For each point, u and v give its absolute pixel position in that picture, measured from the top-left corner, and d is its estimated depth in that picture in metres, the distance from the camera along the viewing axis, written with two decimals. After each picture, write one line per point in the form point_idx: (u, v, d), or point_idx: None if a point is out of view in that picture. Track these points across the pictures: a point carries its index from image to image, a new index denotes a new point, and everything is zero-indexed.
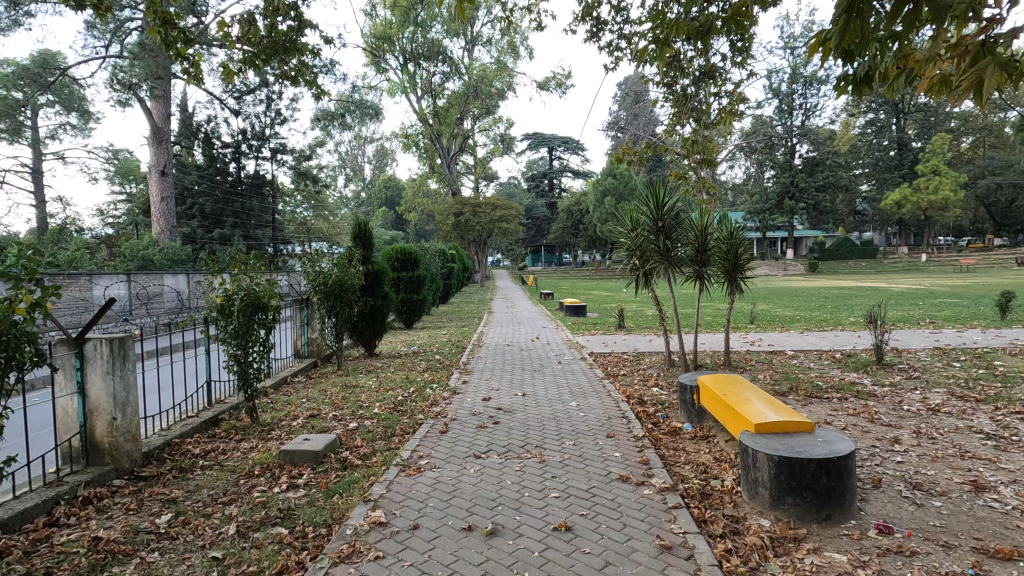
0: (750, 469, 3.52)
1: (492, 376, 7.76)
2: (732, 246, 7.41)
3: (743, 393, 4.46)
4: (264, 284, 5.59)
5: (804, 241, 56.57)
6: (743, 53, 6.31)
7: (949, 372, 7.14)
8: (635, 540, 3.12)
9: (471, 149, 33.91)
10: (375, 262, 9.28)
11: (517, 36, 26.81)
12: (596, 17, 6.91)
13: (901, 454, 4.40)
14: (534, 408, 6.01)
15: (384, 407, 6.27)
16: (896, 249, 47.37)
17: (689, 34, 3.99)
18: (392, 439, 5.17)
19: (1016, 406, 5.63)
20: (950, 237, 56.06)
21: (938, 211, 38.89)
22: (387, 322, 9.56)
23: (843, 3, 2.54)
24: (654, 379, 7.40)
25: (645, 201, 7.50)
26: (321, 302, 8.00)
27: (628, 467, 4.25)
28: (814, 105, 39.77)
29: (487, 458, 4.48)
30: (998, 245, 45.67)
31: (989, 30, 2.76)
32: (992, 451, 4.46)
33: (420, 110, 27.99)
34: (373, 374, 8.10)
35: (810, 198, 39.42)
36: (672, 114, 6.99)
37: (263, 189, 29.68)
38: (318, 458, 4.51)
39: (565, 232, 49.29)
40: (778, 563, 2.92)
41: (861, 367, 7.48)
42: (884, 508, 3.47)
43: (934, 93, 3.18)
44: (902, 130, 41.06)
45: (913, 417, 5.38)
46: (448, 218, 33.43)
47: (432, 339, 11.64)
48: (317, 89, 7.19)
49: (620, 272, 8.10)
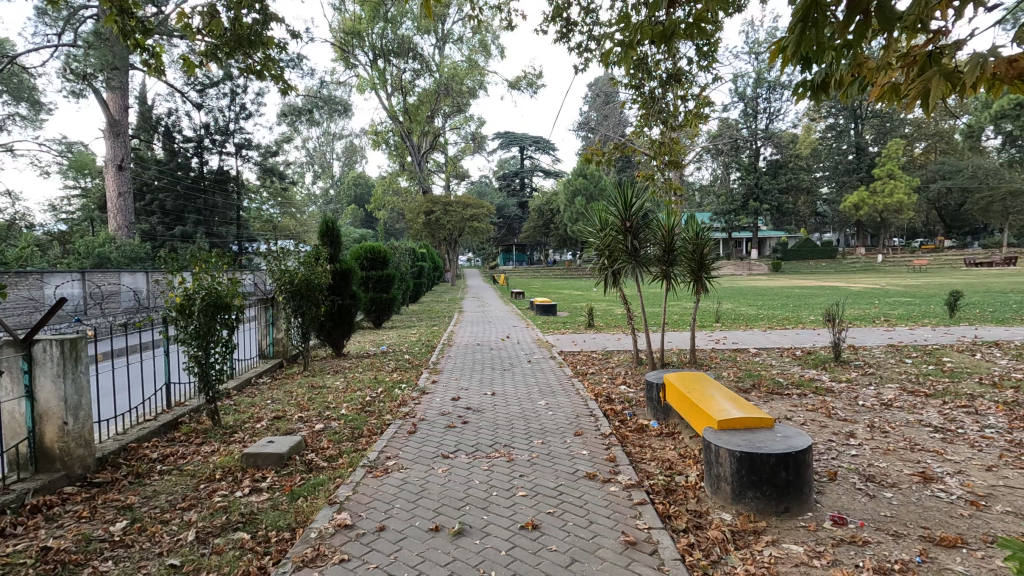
0: (713, 465, 3.61)
1: (461, 376, 7.72)
2: (698, 246, 7.57)
3: (707, 390, 4.56)
4: (226, 284, 5.43)
5: (768, 242, 58.10)
6: (708, 57, 6.43)
7: (901, 368, 7.44)
8: (601, 536, 3.16)
9: (441, 146, 33.74)
10: (343, 261, 9.11)
11: (488, 36, 26.80)
12: (565, 18, 6.94)
13: (855, 447, 4.57)
14: (503, 408, 6.01)
15: (351, 407, 6.19)
16: (854, 250, 49.08)
17: (653, 38, 4.05)
18: (359, 440, 5.11)
19: (962, 399, 5.91)
20: (904, 238, 58.40)
21: (893, 214, 40.48)
22: (355, 322, 9.43)
23: (799, 11, 2.62)
24: (622, 378, 7.47)
25: (613, 202, 7.59)
26: (287, 302, 7.83)
27: (595, 465, 4.30)
28: (778, 109, 40.93)
29: (455, 459, 4.47)
30: (948, 246, 47.81)
31: (937, 41, 2.87)
32: (940, 443, 4.67)
33: (390, 108, 27.72)
34: (340, 374, 7.98)
35: (774, 199, 40.56)
36: (641, 116, 7.10)
37: (227, 185, 28.90)
38: (282, 461, 4.42)
39: (536, 231, 49.46)
40: (737, 556, 3.00)
41: (820, 364, 7.75)
42: (838, 500, 3.60)
43: (885, 102, 3.31)
44: (860, 134, 43.17)
45: (867, 412, 5.58)
46: (419, 217, 33.14)
47: (401, 339, 11.51)
48: (283, 84, 7.03)
49: (589, 271, 8.18)
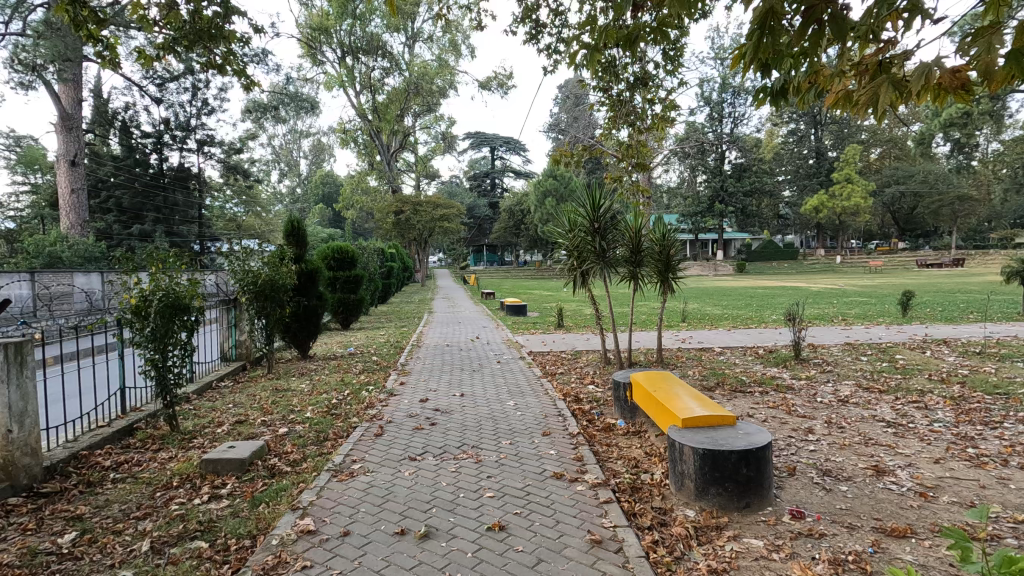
0: (678, 463, 3.67)
1: (429, 377, 7.68)
2: (665, 247, 7.70)
3: (673, 389, 4.62)
4: (185, 285, 5.26)
5: (733, 244, 59.47)
6: (675, 62, 6.53)
7: (858, 366, 7.71)
8: (567, 536, 3.18)
9: (411, 146, 33.51)
10: (309, 261, 8.92)
11: (458, 35, 26.70)
12: (535, 20, 6.96)
13: (814, 443, 4.71)
14: (471, 408, 6.01)
15: (317, 410, 6.08)
16: (815, 252, 50.69)
17: (620, 40, 4.08)
18: (324, 443, 5.02)
19: (913, 395, 6.16)
20: (861, 240, 60.62)
21: (850, 217, 42.00)
22: (322, 323, 9.25)
23: (758, 19, 2.66)
24: (590, 377, 7.53)
25: (582, 203, 7.64)
26: (249, 303, 7.62)
27: (563, 465, 4.32)
28: (742, 114, 41.93)
29: (422, 460, 4.43)
30: (902, 248, 49.79)
31: (886, 52, 2.98)
32: (892, 437, 4.86)
33: (359, 106, 27.34)
34: (306, 377, 7.82)
35: (738, 202, 41.61)
36: (609, 118, 7.16)
37: (188, 183, 28.00)
38: (244, 466, 4.31)
39: (507, 231, 49.46)
40: (700, 552, 3.05)
41: (781, 362, 7.98)
42: (798, 495, 3.71)
43: (839, 109, 3.42)
44: (820, 140, 44.54)
45: (825, 408, 5.78)
46: (388, 216, 32.69)
47: (369, 340, 11.35)
48: (246, 80, 6.86)
49: (558, 271, 8.23)
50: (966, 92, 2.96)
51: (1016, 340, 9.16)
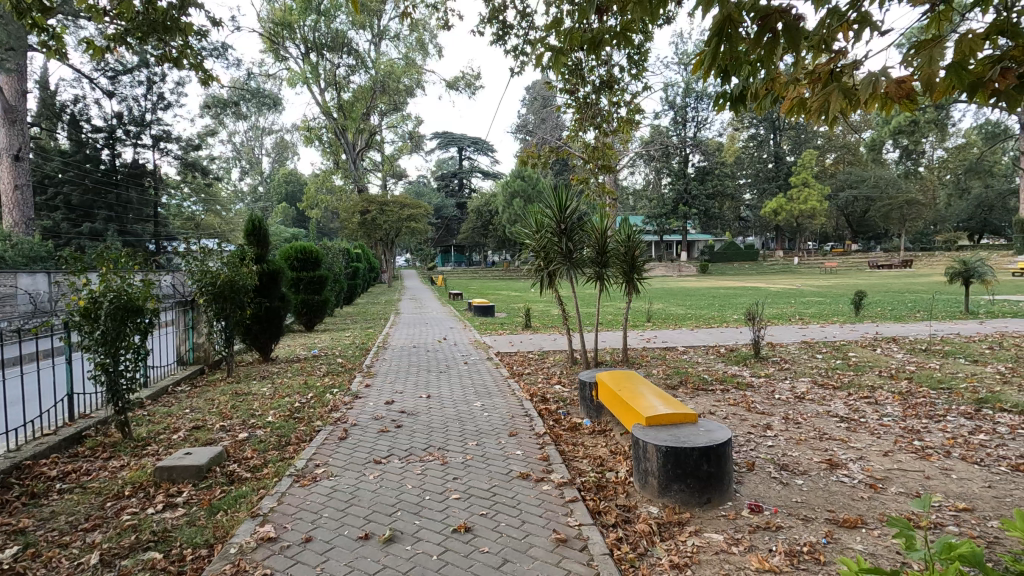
0: (641, 461, 3.72)
1: (396, 379, 7.60)
2: (630, 248, 7.83)
3: (637, 388, 4.69)
4: (139, 286, 5.05)
5: (696, 245, 60.78)
6: (639, 66, 6.64)
7: (813, 363, 8.00)
8: (533, 535, 3.19)
9: (377, 145, 33.11)
10: (271, 261, 8.70)
11: (425, 34, 26.50)
12: (501, 21, 6.97)
13: (771, 438, 4.87)
14: (438, 410, 5.96)
15: (279, 414, 5.94)
16: (774, 253, 52.29)
17: (584, 43, 4.11)
18: (286, 448, 4.91)
19: (864, 391, 6.43)
20: (817, 242, 62.81)
21: (807, 219, 43.50)
22: (284, 325, 9.04)
23: (716, 26, 2.72)
24: (557, 377, 7.58)
25: (548, 204, 7.70)
26: (208, 305, 7.38)
27: (529, 464, 4.34)
28: (705, 119, 42.89)
29: (387, 463, 4.38)
30: (855, 250, 51.86)
31: (838, 61, 3.09)
32: (845, 432, 5.06)
33: (324, 103, 26.84)
34: (268, 380, 7.63)
35: (701, 204, 42.60)
36: (575, 120, 7.20)
37: (143, 180, 26.91)
38: (201, 473, 4.17)
39: (474, 232, 49.33)
40: (663, 547, 3.11)
41: (741, 360, 8.21)
42: (756, 489, 3.82)
43: (794, 115, 3.54)
44: (778, 145, 46.00)
45: (782, 404, 5.97)
46: (354, 216, 32.18)
47: (333, 342, 11.15)
48: (204, 74, 6.64)
49: (525, 272, 8.26)
50: (910, 101, 3.11)
51: (959, 338, 9.67)
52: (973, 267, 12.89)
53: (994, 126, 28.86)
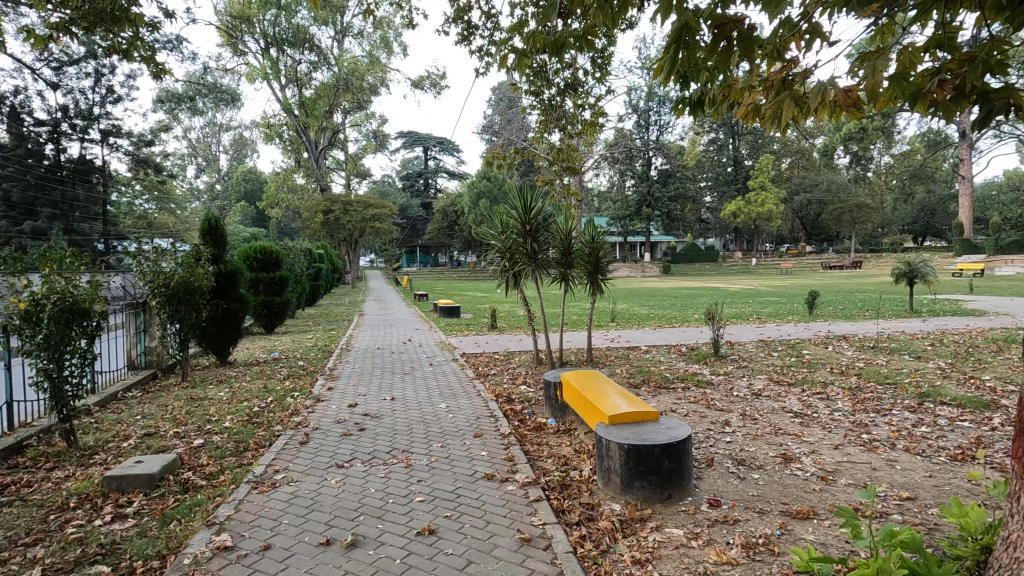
0: (604, 458, 3.78)
1: (359, 381, 7.49)
2: (594, 249, 7.93)
3: (600, 387, 4.76)
4: (85, 288, 4.82)
5: (659, 247, 61.99)
6: (602, 69, 6.72)
7: (770, 360, 8.28)
8: (498, 536, 3.19)
9: (341, 143, 32.53)
10: (229, 262, 8.44)
11: (390, 32, 26.19)
12: (467, 21, 6.96)
13: (729, 434, 5.01)
14: (403, 412, 5.90)
15: (237, 420, 5.76)
16: (733, 254, 53.78)
17: (548, 46, 4.14)
18: (244, 454, 4.77)
19: (817, 387, 6.70)
20: (774, 244, 64.95)
21: (765, 222, 44.91)
22: (243, 328, 8.78)
23: (673, 34, 2.79)
24: (522, 377, 7.63)
25: (514, 206, 7.73)
26: (161, 307, 7.10)
27: (493, 465, 4.35)
28: (667, 123, 43.76)
29: (350, 467, 4.31)
30: (809, 251, 53.86)
31: (790, 69, 3.21)
32: (799, 426, 5.26)
33: (285, 100, 26.24)
34: (225, 384, 7.41)
35: (664, 207, 43.46)
36: (540, 122, 7.20)
37: (90, 177, 25.83)
38: (153, 482, 4.01)
39: (440, 232, 49.01)
40: (625, 544, 3.16)
41: (702, 359, 8.41)
42: (714, 484, 3.93)
43: (749, 121, 3.66)
44: (737, 149, 47.35)
45: (740, 401, 6.16)
46: (317, 215, 31.54)
47: (295, 344, 10.91)
48: (156, 68, 6.41)
49: (491, 273, 8.27)
50: (856, 109, 3.27)
51: (904, 335, 10.17)
52: (917, 268, 13.56)
53: (935, 134, 30.45)
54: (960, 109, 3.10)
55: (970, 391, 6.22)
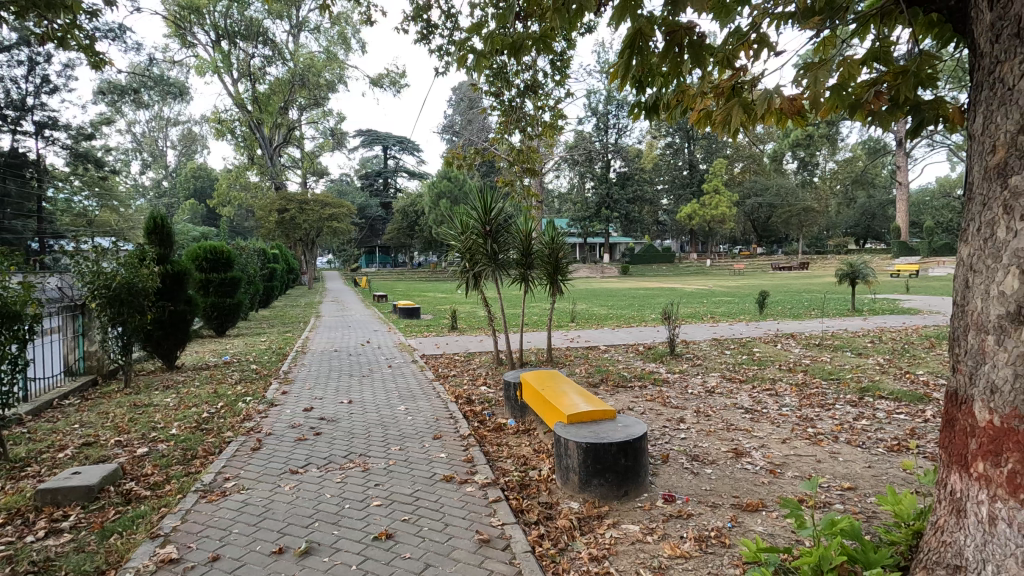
0: (563, 457, 3.81)
1: (315, 384, 7.31)
2: (553, 250, 8.00)
3: (560, 386, 4.81)
4: (17, 290, 4.54)
5: (618, 248, 63.10)
6: (562, 72, 6.78)
7: (722, 359, 8.55)
8: (455, 538, 3.18)
9: (297, 141, 31.73)
10: (178, 262, 8.11)
11: (347, 28, 25.72)
12: (426, 20, 6.90)
13: (684, 431, 5.15)
14: (360, 415, 5.79)
15: (184, 426, 5.52)
16: (689, 255, 55.17)
17: (506, 47, 4.14)
18: (192, 462, 4.59)
19: (767, 383, 6.95)
20: (727, 246, 67.06)
21: (719, 224, 46.27)
22: (191, 330, 8.44)
23: (628, 40, 2.84)
24: (483, 378, 7.62)
25: (474, 207, 7.72)
26: (102, 310, 6.75)
27: (453, 467, 4.33)
28: (625, 126, 44.48)
29: (305, 473, 4.20)
30: (760, 253, 55.88)
31: (738, 77, 3.32)
32: (749, 422, 5.45)
33: (237, 95, 25.42)
34: (172, 390, 7.09)
35: (622, 209, 44.22)
36: (501, 123, 7.13)
37: (24, 171, 24.20)
38: (92, 494, 3.80)
39: (400, 232, 48.37)
40: (582, 541, 3.20)
41: (658, 358, 8.60)
42: (670, 479, 4.02)
43: (701, 126, 3.76)
44: (692, 153, 48.68)
45: (695, 398, 6.33)
46: (271, 214, 30.61)
47: (248, 347, 10.56)
48: (94, 58, 6.09)
49: (451, 273, 8.22)
50: (801, 118, 3.43)
51: (846, 333, 10.69)
52: (858, 269, 14.27)
53: (875, 142, 32.16)
54: (895, 120, 3.29)
55: (905, 385, 6.59)
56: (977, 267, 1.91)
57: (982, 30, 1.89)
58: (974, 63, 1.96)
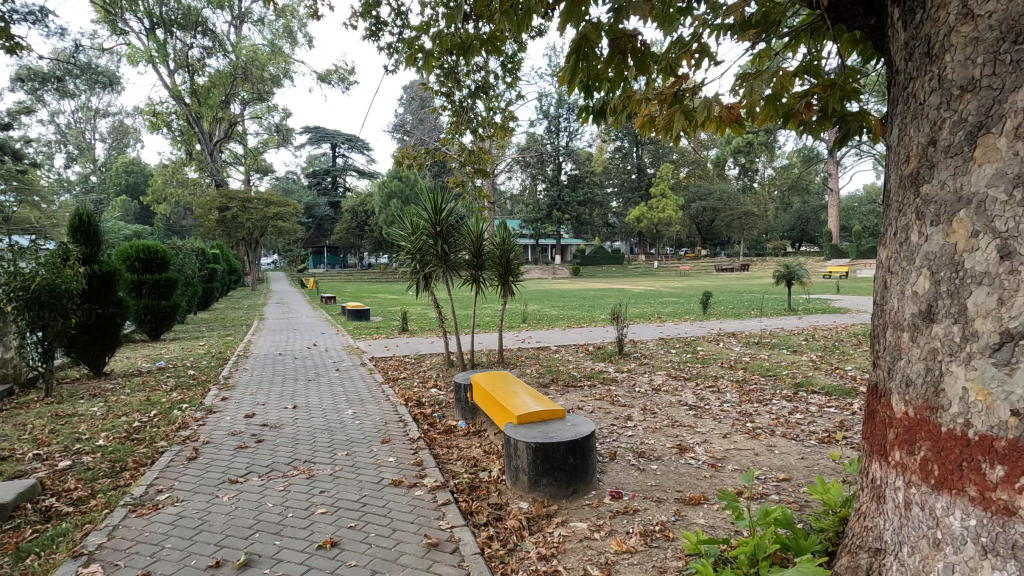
0: (512, 457, 3.82)
1: (258, 390, 7.04)
2: (505, 250, 8.00)
3: (511, 387, 4.83)
4: None
5: (570, 250, 63.97)
6: (513, 74, 6.80)
7: (668, 357, 8.82)
8: (403, 543, 3.13)
9: (239, 136, 30.46)
10: (106, 263, 7.63)
11: (293, 22, 24.91)
12: (375, 17, 6.77)
13: (630, 428, 5.27)
14: (305, 421, 5.61)
15: (113, 437, 5.20)
16: (637, 257, 56.58)
17: (456, 48, 4.11)
18: (121, 474, 4.32)
19: (709, 381, 7.22)
20: (674, 248, 69.21)
21: (666, 227, 47.69)
22: (122, 335, 7.94)
23: (574, 45, 2.88)
24: (433, 380, 7.56)
25: (424, 207, 7.64)
26: (20, 314, 6.26)
27: (401, 471, 4.26)
28: (576, 130, 45.12)
29: (245, 482, 4.03)
30: (704, 255, 57.96)
31: (680, 85, 3.42)
32: (693, 418, 5.64)
33: (174, 87, 24.18)
34: (100, 398, 6.66)
35: (573, 210, 44.86)
36: (451, 124, 7.06)
37: None
38: (6, 512, 3.53)
39: (349, 232, 47.25)
40: (531, 541, 3.22)
41: (607, 357, 8.77)
42: (617, 477, 4.10)
43: (646, 131, 3.86)
44: (640, 158, 49.98)
45: (641, 396, 6.49)
46: (212, 213, 29.24)
47: (184, 352, 10.04)
48: (10, 41, 5.64)
49: (401, 274, 8.09)
50: (739, 126, 3.58)
51: (783, 332, 11.24)
52: (793, 270, 15.02)
53: (809, 150, 34.00)
54: (824, 130, 3.47)
55: (835, 380, 7.00)
56: (893, 269, 2.04)
57: (897, 48, 2.03)
58: (891, 78, 2.10)
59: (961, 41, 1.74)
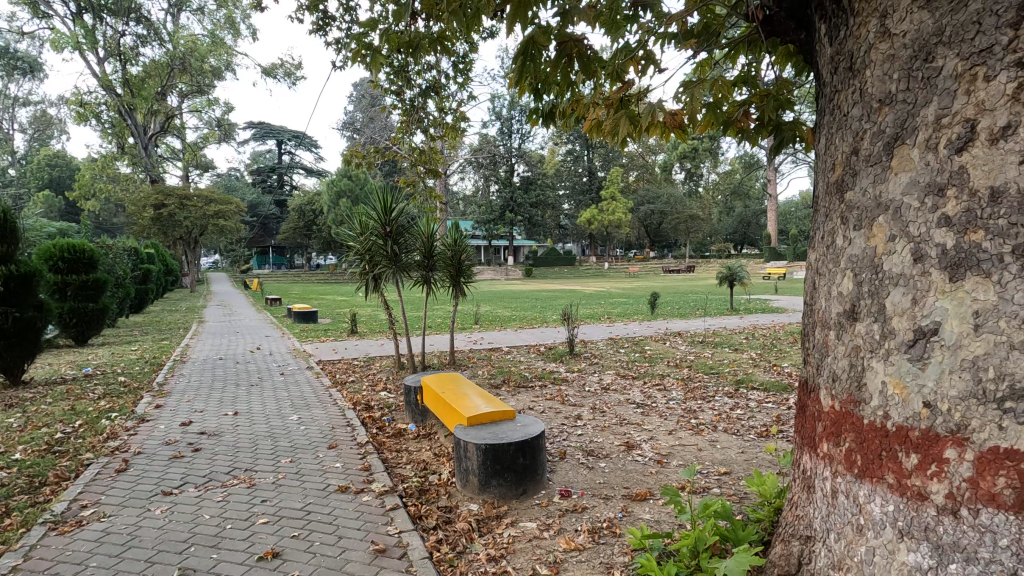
0: (461, 459, 3.79)
1: (195, 396, 6.71)
2: (456, 251, 7.95)
3: (461, 389, 4.81)
4: None
5: (522, 251, 64.28)
6: (464, 75, 6.77)
7: (617, 356, 9.01)
8: (348, 551, 3.06)
9: (176, 130, 28.96)
10: (25, 262, 7.10)
11: (236, 12, 23.92)
12: (322, 12, 6.61)
13: (580, 427, 5.35)
14: (247, 427, 5.39)
15: (31, 449, 4.83)
16: (588, 259, 57.54)
17: (404, 45, 4.06)
18: (40, 490, 4.02)
19: (656, 379, 7.42)
20: (623, 249, 70.79)
21: (616, 229, 48.74)
22: (43, 340, 7.36)
23: (522, 46, 2.89)
24: (383, 383, 7.42)
25: (373, 207, 7.51)
26: None
27: (348, 476, 4.15)
28: (528, 132, 45.48)
29: (180, 494, 3.83)
30: (652, 257, 59.58)
31: (626, 90, 3.49)
32: (640, 416, 5.78)
33: (104, 76, 22.77)
34: (17, 408, 6.17)
35: (526, 212, 45.15)
36: (401, 123, 6.96)
37: None
38: None
39: (296, 232, 45.83)
40: (480, 542, 3.21)
41: (558, 357, 8.86)
42: (567, 475, 4.15)
43: (594, 134, 3.92)
44: (591, 161, 50.87)
45: (591, 395, 6.60)
46: (146, 210, 27.68)
47: (115, 357, 9.45)
48: None
49: (349, 274, 7.91)
50: (682, 131, 3.69)
51: (725, 331, 11.69)
52: (735, 272, 15.63)
53: (750, 156, 35.51)
54: (761, 137, 3.62)
55: (773, 377, 7.32)
56: (822, 270, 2.15)
57: (824, 61, 2.15)
58: (820, 89, 2.21)
59: (879, 58, 1.85)
